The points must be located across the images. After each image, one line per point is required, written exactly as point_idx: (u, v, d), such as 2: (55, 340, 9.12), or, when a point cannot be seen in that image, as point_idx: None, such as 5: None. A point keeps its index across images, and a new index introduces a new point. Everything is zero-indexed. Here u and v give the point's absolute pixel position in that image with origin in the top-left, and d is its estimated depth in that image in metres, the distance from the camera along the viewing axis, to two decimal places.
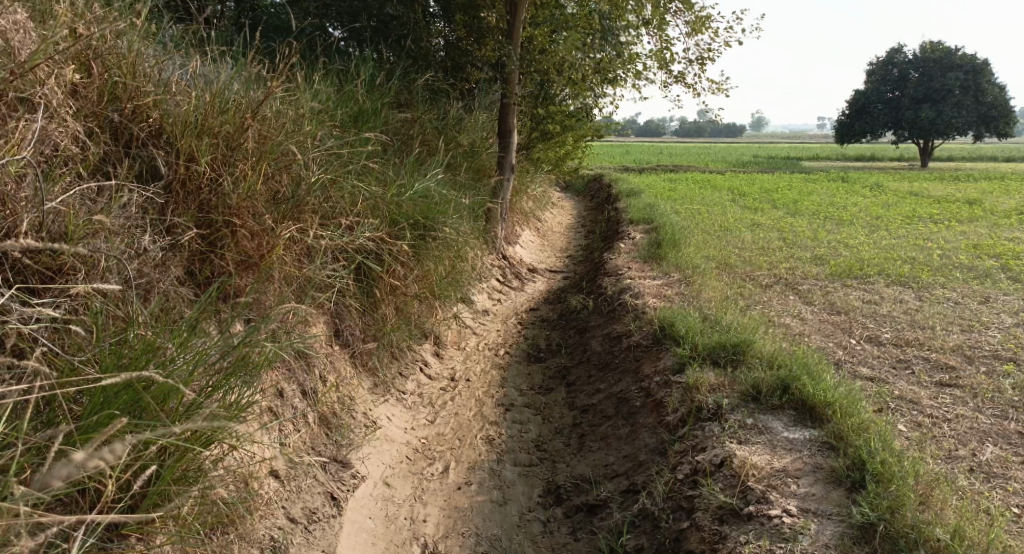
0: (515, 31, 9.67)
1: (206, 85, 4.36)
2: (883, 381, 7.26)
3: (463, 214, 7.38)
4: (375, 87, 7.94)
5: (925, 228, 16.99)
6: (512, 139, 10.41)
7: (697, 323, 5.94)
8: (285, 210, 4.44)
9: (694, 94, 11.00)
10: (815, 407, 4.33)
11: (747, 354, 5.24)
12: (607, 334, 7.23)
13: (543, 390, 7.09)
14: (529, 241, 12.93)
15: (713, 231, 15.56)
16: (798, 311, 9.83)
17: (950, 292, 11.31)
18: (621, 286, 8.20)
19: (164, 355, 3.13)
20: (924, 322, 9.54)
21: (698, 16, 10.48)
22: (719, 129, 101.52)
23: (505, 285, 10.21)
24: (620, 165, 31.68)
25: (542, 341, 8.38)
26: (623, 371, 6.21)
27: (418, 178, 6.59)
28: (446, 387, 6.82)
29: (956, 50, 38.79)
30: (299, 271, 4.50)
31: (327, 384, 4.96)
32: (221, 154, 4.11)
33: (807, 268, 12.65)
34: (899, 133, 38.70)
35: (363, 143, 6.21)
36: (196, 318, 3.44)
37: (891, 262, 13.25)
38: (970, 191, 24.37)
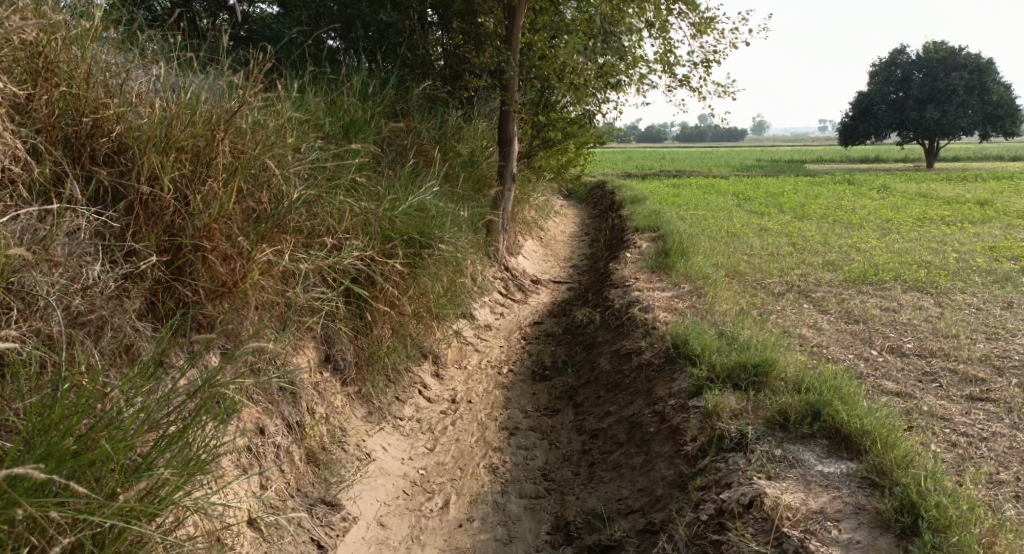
0: (515, 36, 9.34)
1: (178, 96, 4.02)
2: (909, 396, 6.85)
3: (462, 227, 7.01)
4: (368, 97, 7.61)
5: (938, 231, 16.56)
6: (513, 148, 10.06)
7: (713, 341, 5.56)
8: (264, 230, 4.08)
9: (701, 98, 10.65)
10: (850, 436, 3.94)
11: (771, 375, 4.85)
12: (616, 351, 6.83)
13: (549, 411, 6.69)
14: (532, 252, 12.56)
15: (721, 238, 15.17)
16: (814, 321, 9.41)
17: (970, 298, 10.88)
18: (630, 299, 7.81)
19: (110, 408, 2.77)
20: (947, 330, 9.12)
21: (704, 18, 10.15)
22: (722, 133, 101.20)
23: (508, 298, 9.83)
24: (624, 171, 31.30)
25: (547, 358, 7.98)
26: (634, 393, 5.82)
27: (413, 191, 6.23)
28: (446, 410, 6.43)
29: (961, 50, 38.44)
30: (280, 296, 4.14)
31: (314, 417, 4.59)
32: (190, 170, 3.77)
33: (820, 274, 12.23)
34: (904, 134, 38.28)
35: (353, 155, 5.86)
36: (153, 359, 3.09)
37: (906, 267, 12.82)
38: (980, 192, 23.93)
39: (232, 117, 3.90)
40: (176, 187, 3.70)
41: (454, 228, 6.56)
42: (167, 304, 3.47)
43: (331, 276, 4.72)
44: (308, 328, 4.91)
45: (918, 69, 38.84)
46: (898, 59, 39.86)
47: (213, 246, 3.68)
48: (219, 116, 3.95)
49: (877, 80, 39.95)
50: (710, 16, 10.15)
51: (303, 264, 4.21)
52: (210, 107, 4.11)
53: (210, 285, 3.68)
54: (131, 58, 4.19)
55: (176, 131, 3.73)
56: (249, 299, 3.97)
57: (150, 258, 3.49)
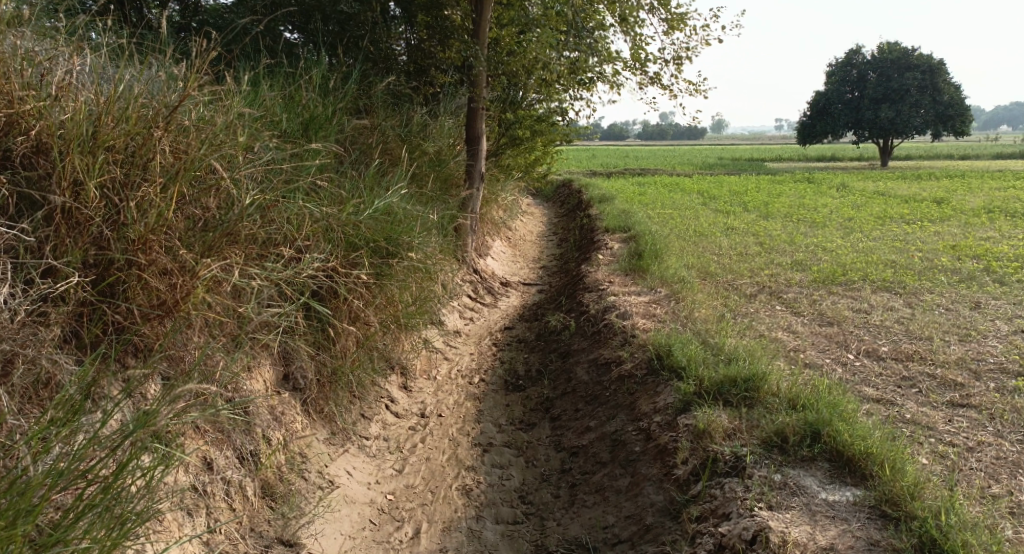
0: (482, 30, 8.99)
1: (113, 90, 3.59)
2: (892, 403, 6.66)
3: (431, 230, 6.63)
4: (329, 92, 7.17)
5: (900, 229, 16.67)
6: (481, 146, 9.71)
7: (698, 352, 5.29)
8: (212, 240, 3.68)
9: (672, 96, 10.42)
10: (855, 460, 3.71)
11: (762, 390, 4.59)
12: (594, 361, 6.53)
13: (524, 425, 6.36)
14: (500, 253, 12.21)
15: (689, 237, 15.01)
16: (788, 323, 9.24)
17: (939, 298, 10.84)
18: (605, 304, 7.51)
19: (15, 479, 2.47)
20: (920, 332, 9.02)
21: (675, 13, 9.91)
22: (681, 131, 102.01)
23: (476, 302, 9.48)
24: (588, 169, 31.17)
25: (520, 366, 7.65)
26: (616, 407, 5.53)
27: (379, 193, 5.84)
28: (415, 426, 6.06)
29: (913, 50, 39.24)
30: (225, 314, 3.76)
31: (271, 446, 4.20)
32: (122, 174, 3.36)
33: (790, 274, 12.12)
34: (859, 133, 38.86)
35: (313, 155, 5.44)
36: (73, 409, 2.75)
37: (873, 267, 12.79)
38: (936, 190, 24.26)
39: (171, 112, 3.48)
40: (104, 195, 3.29)
41: (423, 232, 6.18)
42: (94, 331, 3.08)
43: (289, 288, 4.33)
44: (264, 345, 4.51)
45: (873, 69, 39.51)
46: (855, 59, 40.45)
47: (150, 261, 3.30)
48: (158, 111, 3.53)
49: (833, 79, 40.52)
50: (681, 12, 9.91)
51: (256, 277, 3.82)
52: (149, 103, 3.68)
53: (146, 304, 3.30)
54: (61, 48, 3.73)
55: (105, 129, 3.31)
56: (193, 319, 3.59)
57: (73, 277, 3.10)
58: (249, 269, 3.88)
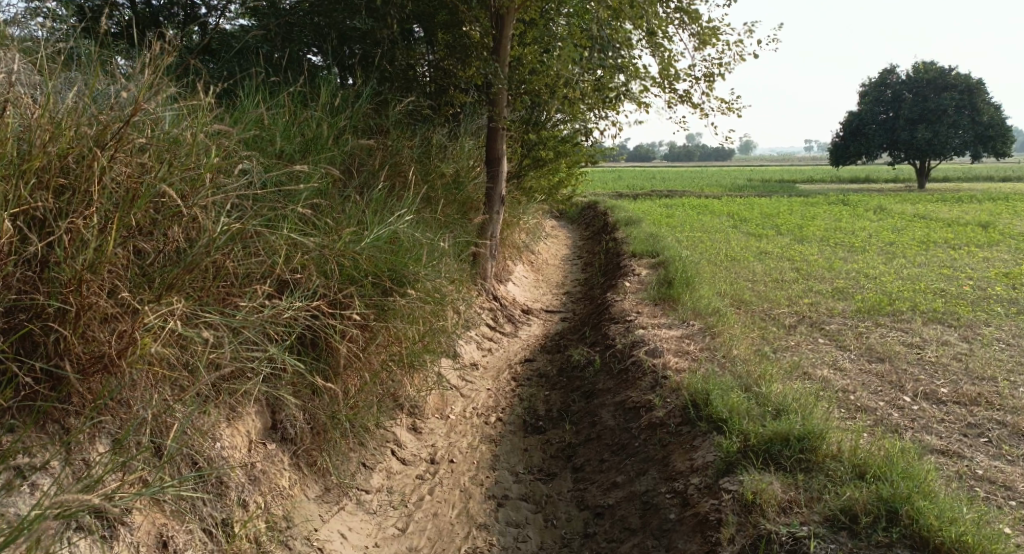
0: (503, 47, 8.46)
1: (61, 109, 3.17)
2: (960, 455, 5.89)
3: (444, 258, 6.06)
4: (337, 112, 6.70)
5: (946, 255, 15.77)
6: (501, 169, 9.17)
7: (742, 402, 4.64)
8: (172, 278, 3.27)
9: (703, 116, 9.81)
10: (943, 550, 3.07)
11: (820, 452, 3.92)
12: (621, 404, 5.88)
13: (544, 475, 5.72)
14: (522, 278, 11.64)
15: (721, 262, 14.30)
16: (834, 359, 8.50)
17: (998, 332, 9.98)
18: (633, 339, 6.87)
19: None
20: (981, 371, 8.21)
21: (707, 28, 9.32)
22: (710, 152, 101.01)
23: (496, 331, 8.90)
24: (614, 191, 30.52)
25: (541, 405, 7.01)
26: (647, 461, 4.89)
27: (384, 219, 5.31)
28: (423, 475, 5.47)
29: (951, 70, 38.21)
30: (185, 362, 3.31)
31: (248, 513, 3.64)
32: (55, 203, 2.95)
33: (832, 304, 11.34)
34: (895, 155, 37.81)
35: (309, 177, 4.94)
36: None
37: (922, 295, 11.96)
38: (979, 213, 23.25)
39: (121, 132, 3.05)
40: (26, 228, 2.86)
41: (434, 263, 5.63)
42: (10, 394, 2.61)
43: (269, 326, 3.84)
44: (246, 394, 3.99)
45: (909, 90, 38.51)
46: (888, 79, 39.53)
47: (88, 304, 2.87)
48: (104, 128, 3.09)
49: (868, 99, 39.52)
50: (714, 26, 9.32)
51: (221, 322, 3.39)
52: (100, 119, 3.26)
53: (84, 358, 2.87)
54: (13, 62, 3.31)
55: (35, 150, 2.88)
56: (145, 372, 3.14)
57: None
58: (215, 311, 3.45)
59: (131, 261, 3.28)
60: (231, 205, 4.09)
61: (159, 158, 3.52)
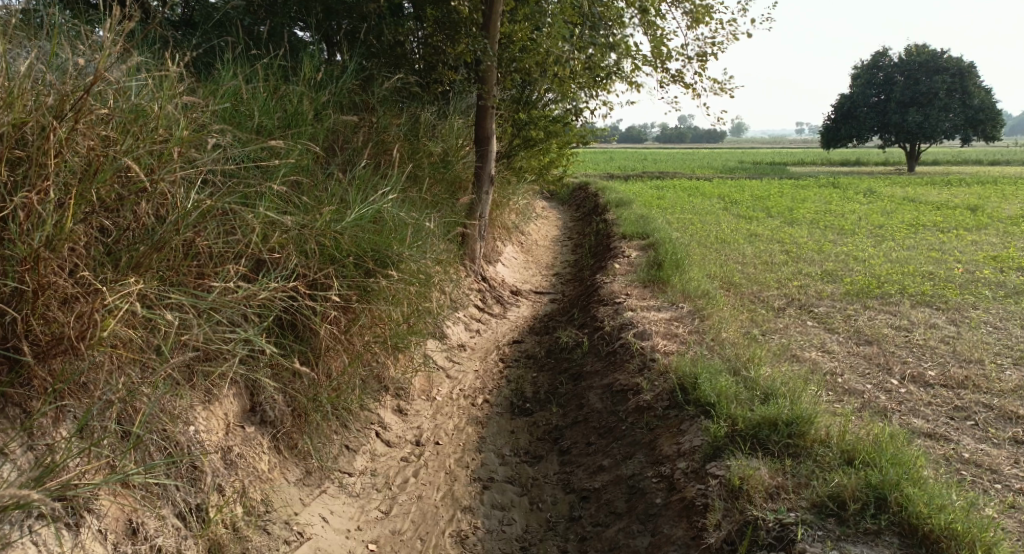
0: (493, 23, 8.27)
1: (17, 78, 3.06)
2: (947, 438, 5.86)
3: (431, 238, 5.95)
4: (323, 87, 6.55)
5: (935, 238, 15.76)
6: (491, 148, 9.00)
7: (731, 386, 4.58)
8: (139, 257, 3.22)
9: (695, 95, 9.69)
10: (933, 537, 3.02)
11: (808, 437, 3.86)
12: (608, 387, 5.82)
13: (530, 458, 5.66)
14: (512, 259, 11.55)
15: (710, 244, 14.24)
16: (823, 342, 8.46)
17: (986, 315, 9.98)
18: (622, 321, 6.80)
19: None
20: (968, 354, 8.19)
21: (700, 6, 9.15)
22: (702, 134, 100.76)
23: (484, 313, 8.83)
24: (605, 172, 30.39)
25: (528, 387, 6.94)
26: (634, 444, 4.84)
27: (368, 197, 5.19)
28: (408, 457, 5.40)
29: (943, 53, 38.08)
30: (153, 343, 3.25)
31: (224, 498, 3.55)
32: (7, 175, 2.88)
33: (821, 286, 11.31)
34: (885, 137, 37.77)
35: (290, 153, 4.82)
36: None
37: (911, 278, 11.94)
38: (968, 197, 23.23)
39: (81, 105, 2.98)
40: None
41: (420, 243, 5.51)
42: None
43: (245, 306, 3.74)
44: (223, 376, 3.90)
45: (901, 72, 38.39)
46: (880, 62, 39.37)
47: (46, 283, 2.81)
48: (63, 99, 3.01)
49: (860, 82, 39.38)
50: (707, 4, 9.17)
51: (190, 302, 3.31)
52: (60, 89, 3.16)
53: (44, 340, 2.81)
54: None
55: None
56: (110, 354, 3.07)
57: None
58: (183, 292, 3.38)
59: (96, 240, 3.22)
60: (205, 182, 3.99)
61: (125, 131, 3.43)
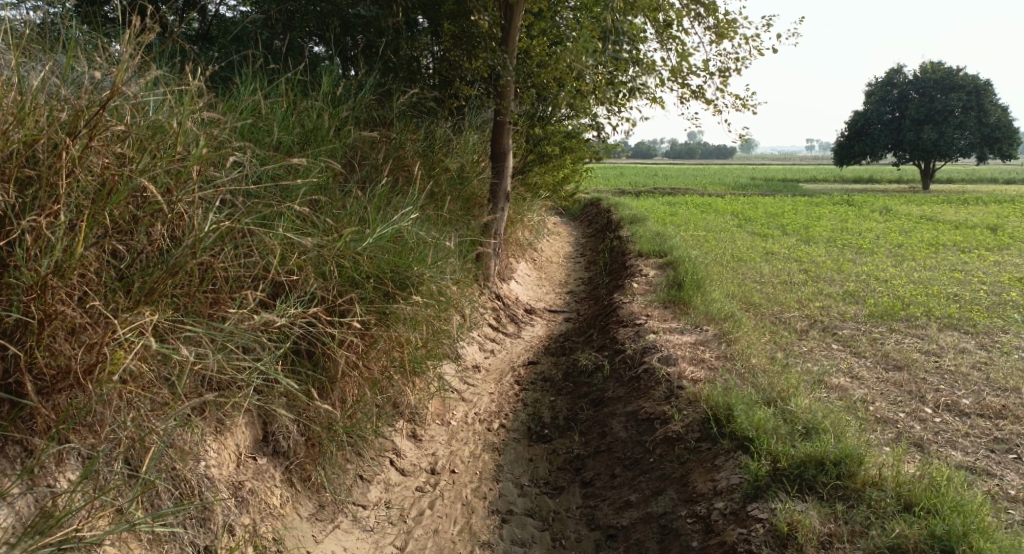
0: (511, 37, 8.08)
1: (28, 92, 2.90)
2: (988, 473, 5.56)
3: (449, 257, 5.74)
4: (339, 102, 6.38)
5: (957, 258, 15.44)
6: (507, 163, 8.79)
7: (769, 420, 4.33)
8: (152, 282, 3.03)
9: (717, 112, 9.47)
10: None
11: (858, 478, 3.63)
12: (633, 414, 5.56)
13: (551, 488, 5.41)
14: (525, 275, 11.34)
15: (727, 262, 13.98)
16: (850, 367, 8.18)
17: (1016, 339, 9.65)
18: (645, 344, 6.55)
19: None
20: (1003, 382, 7.88)
21: (723, 21, 8.94)
22: (712, 149, 100.34)
23: (498, 332, 8.61)
24: (617, 188, 30.13)
25: (546, 412, 6.69)
26: (663, 478, 4.59)
27: (387, 215, 4.99)
28: (423, 487, 5.17)
29: (958, 70, 37.80)
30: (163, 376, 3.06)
31: (234, 538, 3.33)
32: (14, 195, 2.71)
33: (843, 308, 11.02)
34: (899, 155, 37.44)
35: (307, 171, 4.63)
36: None
37: (936, 300, 11.63)
38: (987, 216, 22.86)
39: (95, 122, 2.83)
40: None
41: (439, 262, 5.29)
42: None
43: (261, 334, 3.55)
44: (236, 405, 3.70)
45: (915, 90, 38.12)
46: (895, 79, 39.10)
47: (53, 313, 2.63)
48: (76, 114, 2.85)
49: (874, 99, 39.09)
50: (731, 19, 8.96)
51: (205, 334, 3.12)
52: (73, 103, 3.00)
53: (48, 374, 2.63)
54: None
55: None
56: (119, 389, 2.87)
57: None
58: (198, 322, 3.20)
59: (107, 264, 3.05)
60: (222, 202, 3.81)
61: (140, 148, 3.26)
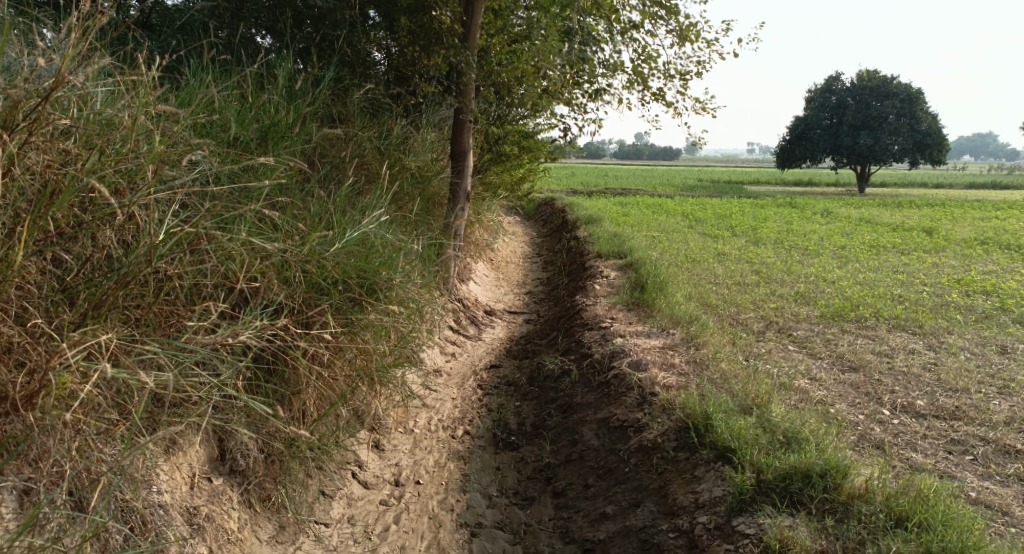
0: (473, 32, 7.87)
1: None
2: (948, 475, 5.35)
3: (416, 260, 5.52)
4: (296, 96, 6.07)
5: (897, 260, 15.86)
6: (468, 162, 8.56)
7: (749, 430, 4.28)
8: (102, 293, 2.77)
9: (677, 114, 9.44)
10: None
11: (844, 491, 3.63)
12: (604, 422, 5.42)
13: (521, 499, 5.25)
14: (483, 276, 11.12)
15: (681, 263, 14.04)
16: (809, 368, 8.25)
17: (962, 340, 9.88)
18: (612, 348, 6.44)
19: None
20: (954, 383, 8.01)
21: (685, 24, 8.90)
22: (658, 150, 101.78)
23: (459, 334, 8.40)
24: (568, 188, 30.14)
25: (512, 418, 6.51)
26: (640, 489, 4.48)
27: (353, 217, 4.75)
28: (388, 500, 4.94)
29: (893, 78, 39.13)
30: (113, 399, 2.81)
31: None
32: None
33: (796, 309, 11.15)
34: (837, 159, 38.54)
35: (268, 170, 4.36)
36: None
37: (883, 301, 11.88)
38: (923, 219, 23.62)
39: (37, 114, 2.55)
40: None
41: (406, 266, 5.07)
42: None
43: (222, 348, 3.31)
44: (191, 424, 3.44)
45: (852, 96, 39.33)
46: (834, 85, 40.27)
47: None
48: (14, 105, 2.58)
49: (813, 104, 40.17)
50: (693, 22, 8.93)
51: (162, 353, 2.88)
52: (10, 93, 2.71)
53: None
54: None
55: None
56: (64, 417, 2.61)
57: None
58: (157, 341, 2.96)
59: (49, 272, 2.79)
60: (179, 204, 3.55)
61: (88, 144, 3.00)
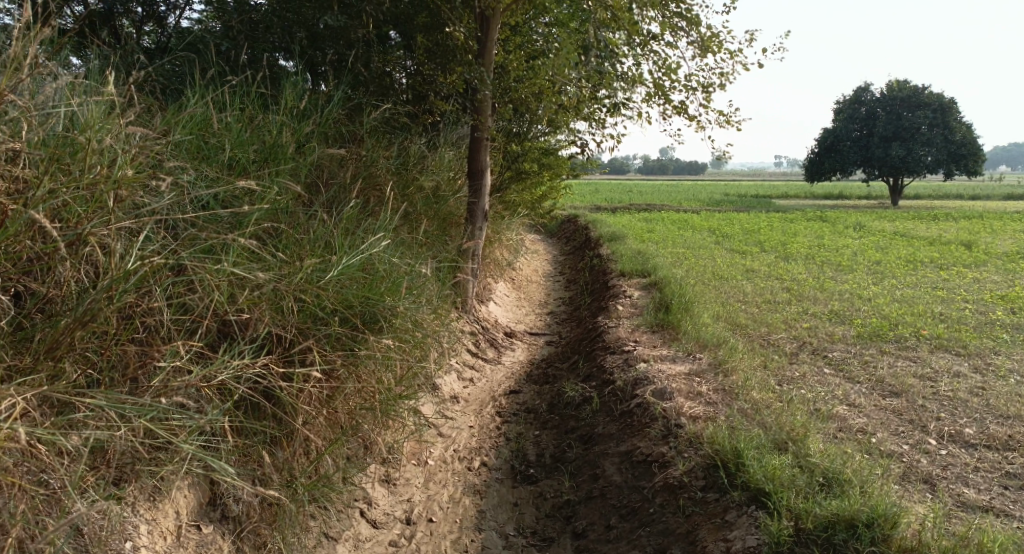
0: (488, 49, 7.57)
1: None
2: (1006, 515, 4.86)
3: (425, 285, 5.23)
4: (304, 116, 5.86)
5: (936, 276, 15.23)
6: (485, 181, 8.30)
7: (785, 470, 3.93)
8: (58, 333, 2.60)
9: (701, 128, 9.07)
10: None
11: (895, 543, 3.28)
12: (627, 456, 5.06)
13: (539, 540, 4.90)
14: (504, 296, 10.81)
15: (709, 281, 13.60)
16: (846, 393, 7.78)
17: (1010, 362, 9.31)
18: (636, 375, 6.07)
19: None
20: (1004, 409, 7.49)
21: (708, 35, 8.56)
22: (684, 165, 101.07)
23: (477, 359, 8.09)
24: (592, 204, 29.88)
25: (531, 449, 6.18)
26: (667, 532, 4.12)
27: (355, 241, 4.49)
28: (397, 541, 4.61)
29: (924, 89, 38.32)
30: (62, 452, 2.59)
31: None
32: None
33: (831, 328, 10.64)
34: (868, 171, 37.72)
35: (263, 194, 4.13)
36: None
37: (923, 320, 11.33)
38: (960, 232, 22.85)
39: None
40: None
41: (414, 292, 4.78)
42: None
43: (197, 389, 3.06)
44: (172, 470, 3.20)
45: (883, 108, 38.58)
46: (863, 97, 39.58)
47: None
48: None
49: (842, 117, 39.46)
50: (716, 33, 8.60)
51: (111, 403, 2.64)
52: None
53: None
54: None
55: None
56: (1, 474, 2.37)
57: None
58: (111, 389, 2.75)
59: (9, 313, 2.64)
60: (150, 233, 3.36)
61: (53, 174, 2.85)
